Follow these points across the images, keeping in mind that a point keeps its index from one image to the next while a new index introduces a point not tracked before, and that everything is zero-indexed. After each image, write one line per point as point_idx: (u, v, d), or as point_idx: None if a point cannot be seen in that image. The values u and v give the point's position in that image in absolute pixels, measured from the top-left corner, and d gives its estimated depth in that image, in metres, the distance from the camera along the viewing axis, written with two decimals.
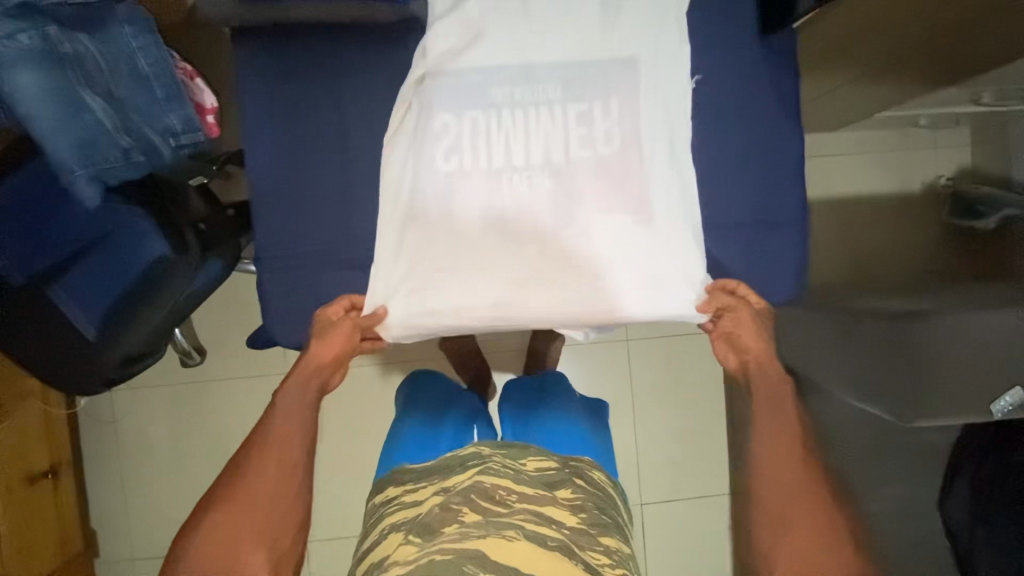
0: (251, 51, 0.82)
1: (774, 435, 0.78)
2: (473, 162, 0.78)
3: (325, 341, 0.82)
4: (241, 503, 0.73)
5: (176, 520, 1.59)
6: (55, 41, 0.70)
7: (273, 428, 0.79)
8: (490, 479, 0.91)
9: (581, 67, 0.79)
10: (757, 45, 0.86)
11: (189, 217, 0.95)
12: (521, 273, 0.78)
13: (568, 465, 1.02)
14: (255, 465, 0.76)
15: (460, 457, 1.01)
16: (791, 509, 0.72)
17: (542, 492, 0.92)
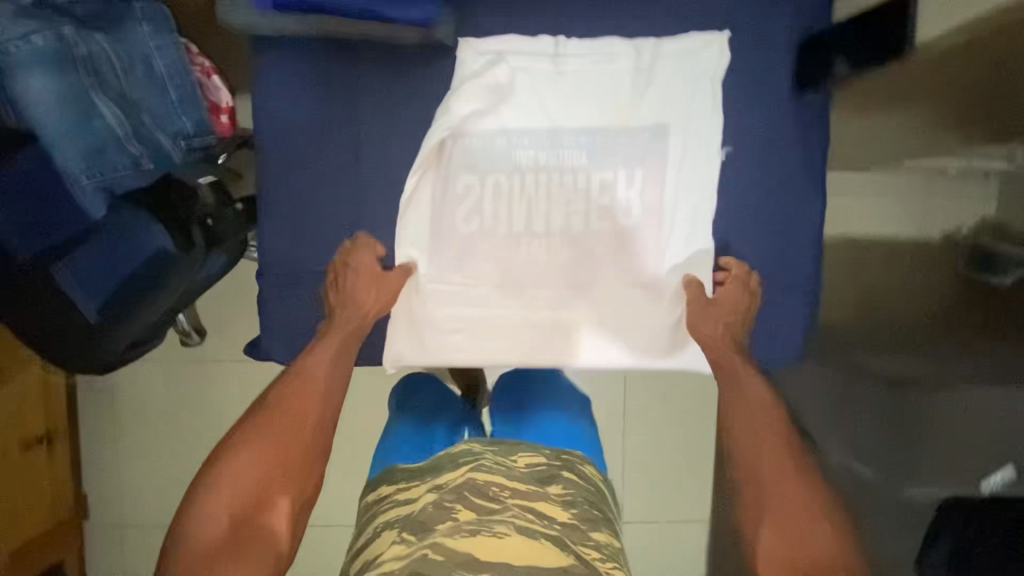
0: (269, 62, 0.80)
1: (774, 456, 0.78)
2: (494, 225, 0.83)
3: (362, 295, 0.83)
4: (272, 447, 0.76)
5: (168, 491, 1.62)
6: (69, 43, 0.68)
7: (309, 380, 0.81)
8: (485, 476, 0.89)
9: (607, 136, 0.82)
10: (792, 101, 0.82)
11: (197, 211, 0.77)
12: (532, 335, 0.84)
13: (560, 458, 0.99)
14: (289, 408, 0.80)
15: (450, 454, 0.99)
16: (797, 516, 0.72)
17: (536, 491, 0.88)
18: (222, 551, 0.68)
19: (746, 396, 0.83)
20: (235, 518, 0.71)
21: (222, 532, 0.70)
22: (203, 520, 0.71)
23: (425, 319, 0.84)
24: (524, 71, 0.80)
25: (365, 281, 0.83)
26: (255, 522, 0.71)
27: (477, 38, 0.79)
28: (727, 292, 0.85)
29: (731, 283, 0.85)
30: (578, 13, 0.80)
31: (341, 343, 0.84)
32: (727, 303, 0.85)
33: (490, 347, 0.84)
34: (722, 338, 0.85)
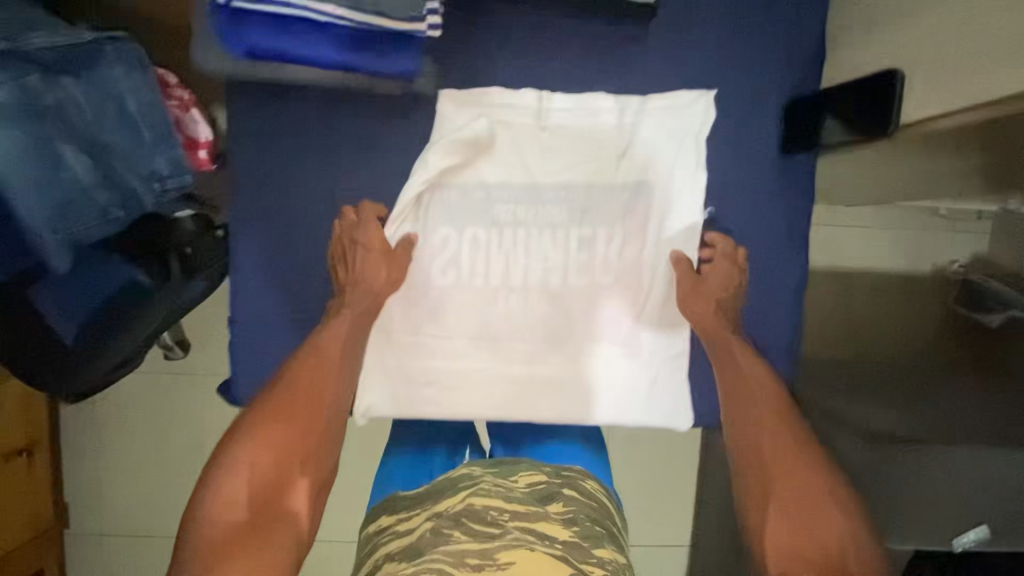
0: (245, 108, 0.78)
1: (781, 443, 0.69)
2: (471, 279, 0.82)
3: (369, 269, 0.78)
4: (288, 426, 0.67)
5: (155, 500, 1.60)
6: (35, 92, 0.66)
7: (325, 354, 0.74)
8: (483, 501, 0.73)
9: (589, 193, 0.81)
10: (776, 163, 0.81)
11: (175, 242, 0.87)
12: (505, 389, 0.83)
13: (559, 475, 0.83)
14: (298, 383, 0.71)
15: (451, 478, 0.81)
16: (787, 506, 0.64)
17: (534, 509, 0.73)
18: (241, 535, 0.58)
19: (748, 379, 0.76)
20: (252, 500, 0.62)
21: (239, 515, 0.60)
22: (213, 501, 0.61)
23: (398, 370, 0.83)
24: (505, 123, 0.79)
25: (372, 254, 0.78)
26: (274, 504, 0.62)
27: (458, 88, 0.78)
28: (713, 271, 0.81)
29: (721, 261, 0.81)
30: (561, 68, 0.78)
31: (355, 319, 0.77)
32: (713, 286, 0.80)
33: (463, 401, 0.83)
34: (721, 326, 0.79)
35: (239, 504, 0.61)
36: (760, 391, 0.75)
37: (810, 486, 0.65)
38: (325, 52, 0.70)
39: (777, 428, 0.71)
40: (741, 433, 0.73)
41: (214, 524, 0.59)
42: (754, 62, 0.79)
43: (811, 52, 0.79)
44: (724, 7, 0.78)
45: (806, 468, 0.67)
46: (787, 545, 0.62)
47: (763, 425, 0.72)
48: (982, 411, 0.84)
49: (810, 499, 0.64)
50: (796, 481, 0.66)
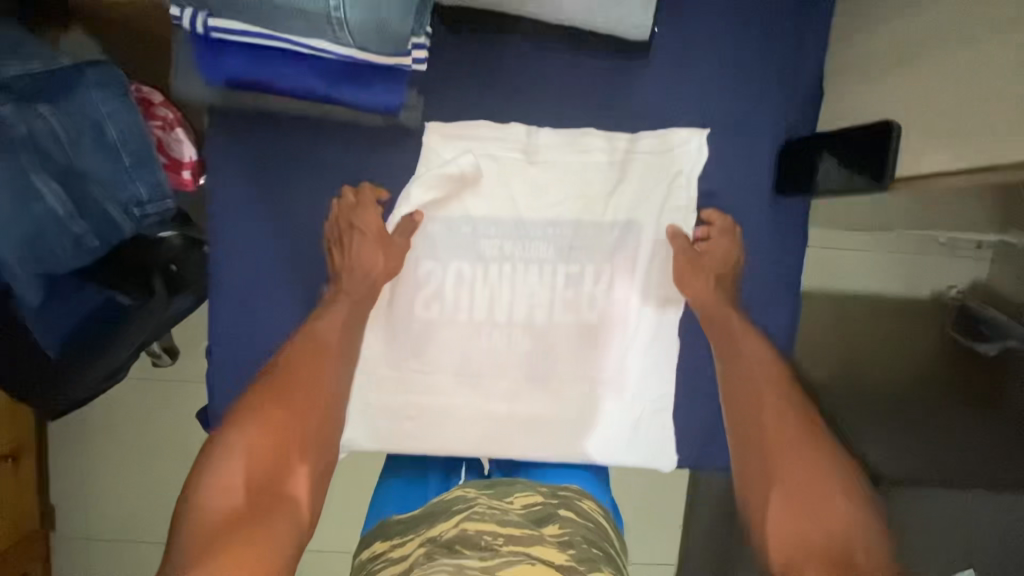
0: (228, 136, 0.77)
1: (788, 432, 0.67)
2: (455, 314, 0.81)
3: (369, 256, 0.77)
4: (288, 410, 0.65)
5: (147, 506, 1.39)
6: (7, 124, 0.65)
7: (324, 339, 0.73)
8: (476, 526, 0.66)
9: (577, 229, 0.79)
10: (769, 205, 0.80)
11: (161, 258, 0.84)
12: (487, 427, 0.82)
13: (556, 496, 0.76)
14: (298, 366, 0.70)
15: (444, 502, 0.75)
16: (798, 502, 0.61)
17: (529, 533, 0.65)
18: (240, 519, 0.55)
19: (745, 363, 0.74)
20: (251, 484, 0.59)
21: (238, 498, 0.57)
22: (211, 485, 0.58)
23: (378, 405, 0.81)
24: (493, 157, 0.78)
25: (373, 240, 0.77)
26: (274, 489, 0.59)
27: (445, 121, 0.76)
28: (715, 247, 0.79)
29: (721, 238, 0.79)
30: (550, 103, 0.77)
31: (353, 307, 0.76)
32: (713, 261, 0.79)
33: (444, 437, 0.81)
34: (727, 312, 0.77)
35: (239, 489, 0.58)
36: (761, 378, 0.73)
37: (813, 469, 0.63)
38: (309, 83, 0.68)
39: (783, 413, 0.69)
40: (747, 425, 0.71)
41: (213, 508, 0.56)
42: (749, 101, 0.77)
43: (808, 90, 0.77)
44: (718, 45, 0.76)
45: (811, 453, 0.64)
46: (792, 534, 0.59)
47: (765, 413, 0.70)
48: (990, 447, 0.72)
49: (815, 482, 0.62)
50: (799, 465, 0.64)
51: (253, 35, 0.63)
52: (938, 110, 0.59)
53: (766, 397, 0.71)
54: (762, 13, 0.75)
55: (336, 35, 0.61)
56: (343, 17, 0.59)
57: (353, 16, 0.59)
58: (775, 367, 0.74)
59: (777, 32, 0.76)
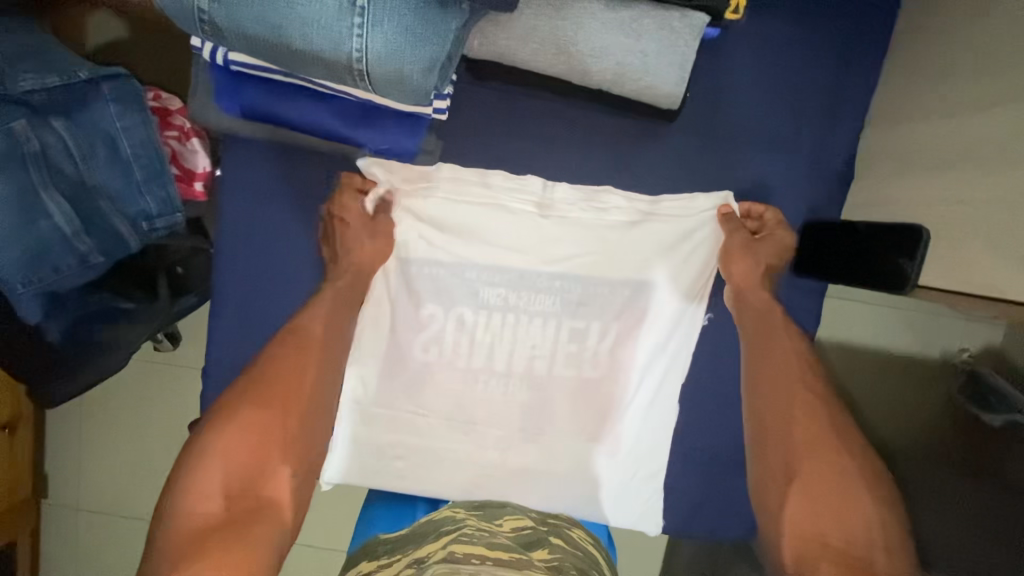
0: (242, 159, 0.76)
1: (814, 435, 0.69)
2: (451, 359, 0.79)
3: (360, 246, 0.74)
4: (270, 411, 0.66)
5: (137, 490, 1.27)
6: (18, 138, 0.64)
7: (309, 332, 0.72)
8: (463, 548, 0.63)
9: (587, 285, 0.77)
10: (785, 282, 0.77)
11: (166, 261, 0.87)
12: (475, 474, 0.81)
13: (545, 523, 0.75)
14: (286, 361, 0.70)
15: (433, 522, 0.72)
16: (814, 500, 0.65)
17: (518, 558, 0.63)
18: (217, 526, 0.58)
19: (782, 358, 0.73)
20: (230, 491, 0.61)
21: (216, 506, 0.59)
22: (190, 491, 0.60)
23: (367, 441, 0.81)
24: (505, 208, 0.76)
25: (360, 225, 0.75)
26: (252, 495, 0.62)
27: (464, 167, 0.75)
28: (773, 241, 0.74)
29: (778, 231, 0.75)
30: (571, 158, 0.75)
31: (335, 297, 0.75)
32: (761, 254, 0.74)
33: (430, 481, 0.80)
34: (770, 309, 0.75)
35: (216, 497, 0.60)
36: (796, 374, 0.72)
37: (835, 472, 0.66)
38: (323, 118, 0.67)
39: (815, 409, 0.70)
40: (778, 422, 0.71)
41: (192, 515, 0.58)
42: (774, 175, 0.75)
43: (836, 173, 0.75)
44: (750, 115, 0.74)
45: (834, 457, 0.67)
46: (811, 529, 0.63)
47: (795, 415, 0.70)
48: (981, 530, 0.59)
49: (833, 481, 0.66)
50: (823, 467, 0.67)
51: (270, 71, 0.63)
52: (967, 226, 0.58)
53: (798, 394, 0.71)
54: (796, 89, 0.74)
55: (356, 83, 0.59)
56: (365, 69, 0.57)
57: (375, 69, 0.57)
58: (807, 359, 0.74)
59: (809, 110, 0.74)
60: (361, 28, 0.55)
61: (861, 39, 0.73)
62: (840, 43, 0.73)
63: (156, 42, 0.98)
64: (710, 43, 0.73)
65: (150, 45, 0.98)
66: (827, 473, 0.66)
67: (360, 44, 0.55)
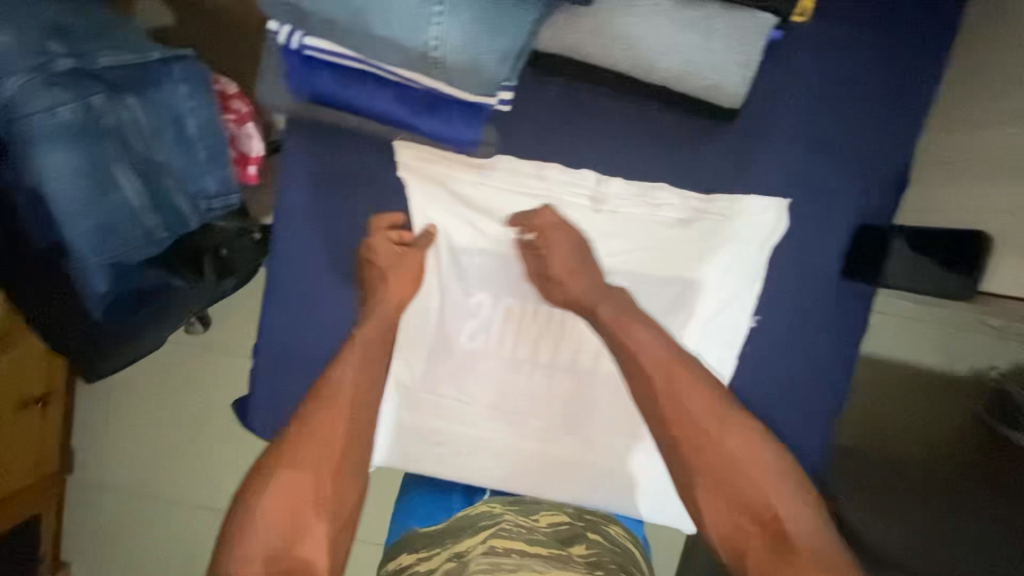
0: (302, 142, 0.77)
1: (693, 407, 0.60)
2: (499, 348, 0.80)
3: (387, 285, 0.74)
4: (301, 470, 0.58)
5: (160, 471, 1.27)
6: (97, 113, 0.66)
7: (337, 385, 0.65)
8: (503, 543, 0.64)
9: (636, 281, 0.77)
10: (835, 287, 0.78)
11: (212, 242, 0.86)
12: (513, 465, 0.81)
13: (583, 519, 0.75)
14: (316, 412, 0.62)
15: (470, 517, 0.73)
16: (726, 487, 0.57)
17: (557, 554, 0.63)
18: None
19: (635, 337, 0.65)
20: (268, 555, 0.53)
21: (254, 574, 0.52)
22: (229, 562, 0.53)
23: (410, 428, 0.81)
24: (559, 201, 0.76)
25: (390, 262, 0.75)
26: (288, 558, 0.54)
27: (521, 159, 0.76)
28: (554, 250, 0.72)
29: (556, 231, 0.73)
30: (627, 155, 0.76)
31: (365, 347, 0.70)
32: (540, 270, 0.73)
33: (472, 470, 0.81)
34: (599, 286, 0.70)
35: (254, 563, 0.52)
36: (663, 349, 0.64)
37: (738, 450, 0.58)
38: (387, 107, 0.67)
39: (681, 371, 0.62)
40: (646, 401, 0.63)
41: None
42: (828, 179, 0.76)
43: (894, 180, 0.75)
44: (808, 118, 0.75)
45: (724, 434, 0.59)
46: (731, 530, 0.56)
47: (660, 391, 0.62)
48: None
49: (723, 463, 0.57)
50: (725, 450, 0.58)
51: (343, 57, 0.64)
52: None
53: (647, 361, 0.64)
54: (855, 94, 0.74)
55: (429, 71, 0.60)
56: (441, 57, 0.58)
57: (451, 57, 0.58)
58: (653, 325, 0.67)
59: (866, 114, 0.75)
60: (440, 16, 0.56)
61: (923, 47, 0.74)
62: (901, 51, 0.74)
63: (209, 24, 0.99)
64: (771, 46, 0.74)
65: (200, 27, 1.00)
66: (721, 456, 0.58)
67: (439, 33, 0.57)
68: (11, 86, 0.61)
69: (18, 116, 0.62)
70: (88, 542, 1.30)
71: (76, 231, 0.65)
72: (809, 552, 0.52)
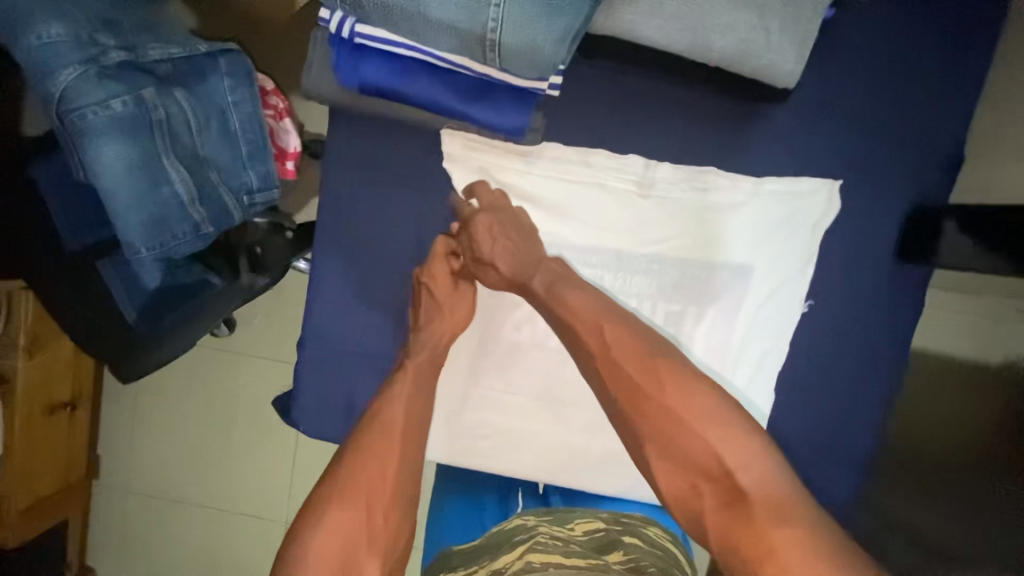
0: (349, 134, 0.77)
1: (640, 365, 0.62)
2: (546, 338, 0.79)
3: (442, 316, 0.75)
4: (353, 508, 0.58)
5: (187, 475, 1.26)
6: (148, 104, 0.65)
7: (386, 423, 0.65)
8: (542, 558, 0.63)
9: (683, 267, 0.76)
10: (888, 269, 0.76)
11: (246, 240, 0.88)
12: (561, 455, 0.80)
13: (618, 523, 0.72)
14: (364, 448, 0.62)
15: (505, 531, 0.70)
16: (670, 437, 0.58)
17: (596, 564, 0.63)
18: None
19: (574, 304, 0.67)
20: None
21: None
22: None
23: (456, 423, 0.80)
24: (605, 187, 0.76)
25: (445, 295, 0.76)
26: None
27: (566, 146, 0.76)
28: (478, 232, 0.72)
29: (483, 215, 0.73)
30: (675, 139, 0.75)
31: (414, 377, 0.72)
32: (470, 254, 0.74)
33: (521, 460, 0.80)
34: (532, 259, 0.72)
35: None
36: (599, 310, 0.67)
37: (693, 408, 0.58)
38: (436, 95, 0.66)
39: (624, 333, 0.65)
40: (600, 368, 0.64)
41: None
42: (881, 159, 0.75)
43: (945, 157, 0.74)
44: (860, 99, 0.74)
45: (679, 394, 0.59)
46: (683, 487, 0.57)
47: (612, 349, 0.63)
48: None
49: (664, 421, 0.59)
50: (683, 406, 0.59)
51: (395, 44, 0.63)
52: None
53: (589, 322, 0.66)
54: (908, 72, 0.73)
55: (485, 56, 0.60)
56: (497, 40, 0.58)
57: (507, 39, 0.58)
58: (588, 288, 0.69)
59: (920, 94, 0.73)
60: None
61: (977, 19, 0.72)
62: (954, 24, 0.72)
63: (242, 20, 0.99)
64: (824, 23, 0.72)
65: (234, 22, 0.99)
66: (661, 412, 0.59)
67: (497, 15, 0.57)
68: (63, 79, 0.60)
69: (70, 109, 0.60)
70: (115, 548, 1.29)
71: (126, 231, 0.64)
72: (763, 502, 0.53)
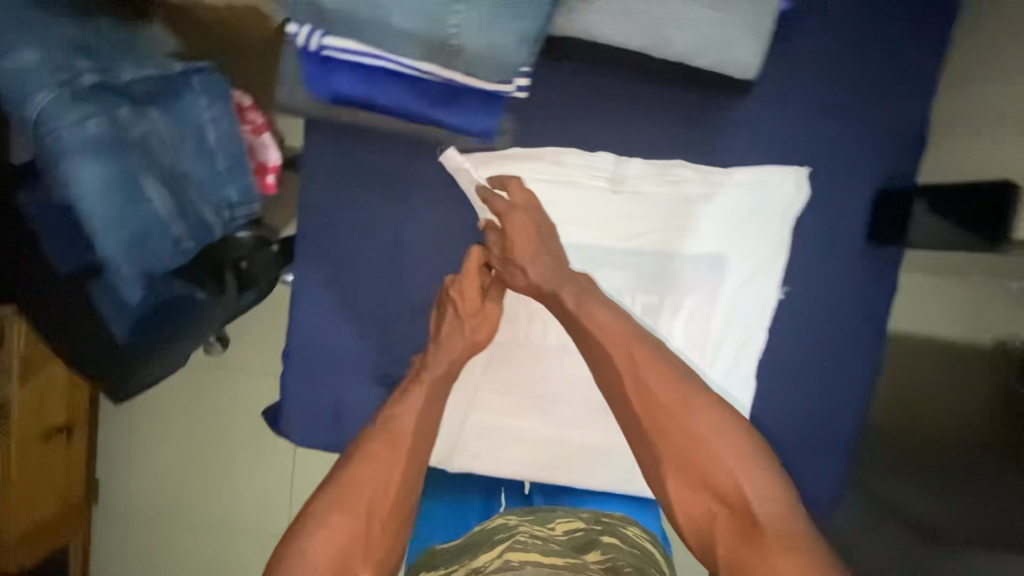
0: (325, 144, 0.78)
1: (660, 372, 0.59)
2: (527, 335, 0.80)
3: (468, 329, 0.75)
4: (352, 512, 0.56)
5: (186, 492, 1.26)
6: (123, 125, 0.66)
7: (396, 434, 0.64)
8: (520, 556, 0.61)
9: (659, 259, 0.77)
10: (860, 252, 0.78)
11: (231, 254, 0.83)
12: (548, 451, 0.81)
13: (599, 522, 0.73)
14: (368, 455, 0.61)
15: (485, 531, 0.70)
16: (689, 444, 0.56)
17: (573, 563, 0.61)
18: None
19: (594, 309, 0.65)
20: None
21: None
22: None
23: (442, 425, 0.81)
24: (578, 184, 0.77)
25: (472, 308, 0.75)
26: None
27: (538, 147, 0.77)
28: (512, 231, 0.71)
29: (518, 215, 0.72)
30: (643, 135, 0.77)
31: (430, 389, 0.70)
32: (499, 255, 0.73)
33: (508, 457, 0.81)
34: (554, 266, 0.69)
35: None
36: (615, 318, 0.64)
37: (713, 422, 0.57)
38: (406, 103, 0.67)
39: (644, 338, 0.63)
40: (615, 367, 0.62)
41: None
42: (846, 145, 0.76)
43: (908, 140, 0.76)
44: (822, 87, 0.75)
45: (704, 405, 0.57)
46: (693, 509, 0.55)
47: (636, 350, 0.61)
48: None
49: (687, 441, 0.56)
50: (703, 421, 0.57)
51: (365, 54, 0.63)
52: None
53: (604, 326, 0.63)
54: (868, 60, 0.75)
55: (449, 60, 0.62)
56: (460, 44, 0.61)
57: (470, 44, 0.61)
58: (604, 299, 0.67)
59: (880, 80, 0.75)
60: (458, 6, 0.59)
61: (930, 6, 0.74)
62: (909, 11, 0.74)
63: None
64: (782, 17, 0.74)
65: None
66: (674, 415, 0.57)
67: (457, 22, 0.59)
68: (39, 102, 0.61)
69: (46, 130, 0.61)
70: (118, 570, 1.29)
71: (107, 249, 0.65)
72: (777, 529, 0.51)
